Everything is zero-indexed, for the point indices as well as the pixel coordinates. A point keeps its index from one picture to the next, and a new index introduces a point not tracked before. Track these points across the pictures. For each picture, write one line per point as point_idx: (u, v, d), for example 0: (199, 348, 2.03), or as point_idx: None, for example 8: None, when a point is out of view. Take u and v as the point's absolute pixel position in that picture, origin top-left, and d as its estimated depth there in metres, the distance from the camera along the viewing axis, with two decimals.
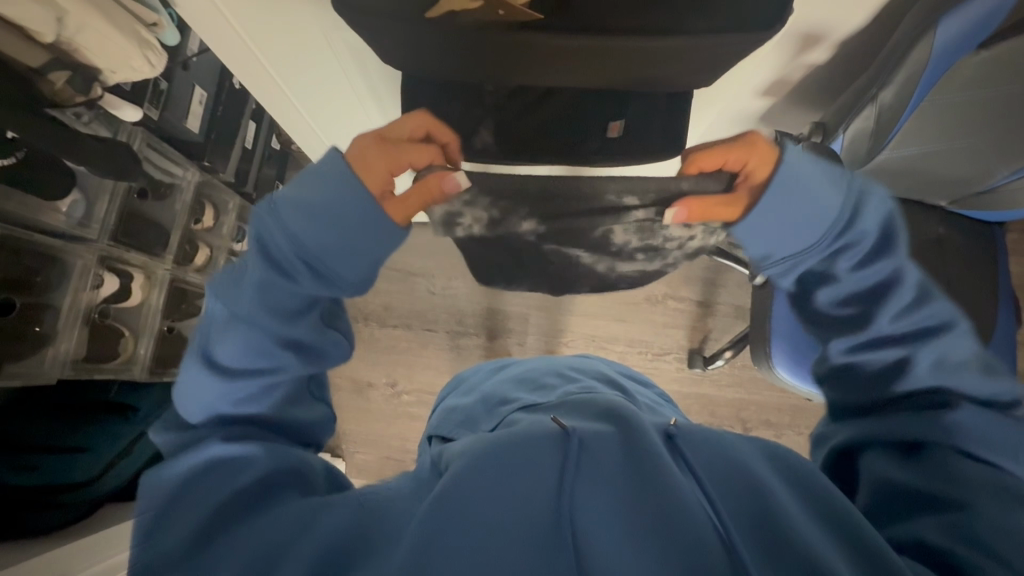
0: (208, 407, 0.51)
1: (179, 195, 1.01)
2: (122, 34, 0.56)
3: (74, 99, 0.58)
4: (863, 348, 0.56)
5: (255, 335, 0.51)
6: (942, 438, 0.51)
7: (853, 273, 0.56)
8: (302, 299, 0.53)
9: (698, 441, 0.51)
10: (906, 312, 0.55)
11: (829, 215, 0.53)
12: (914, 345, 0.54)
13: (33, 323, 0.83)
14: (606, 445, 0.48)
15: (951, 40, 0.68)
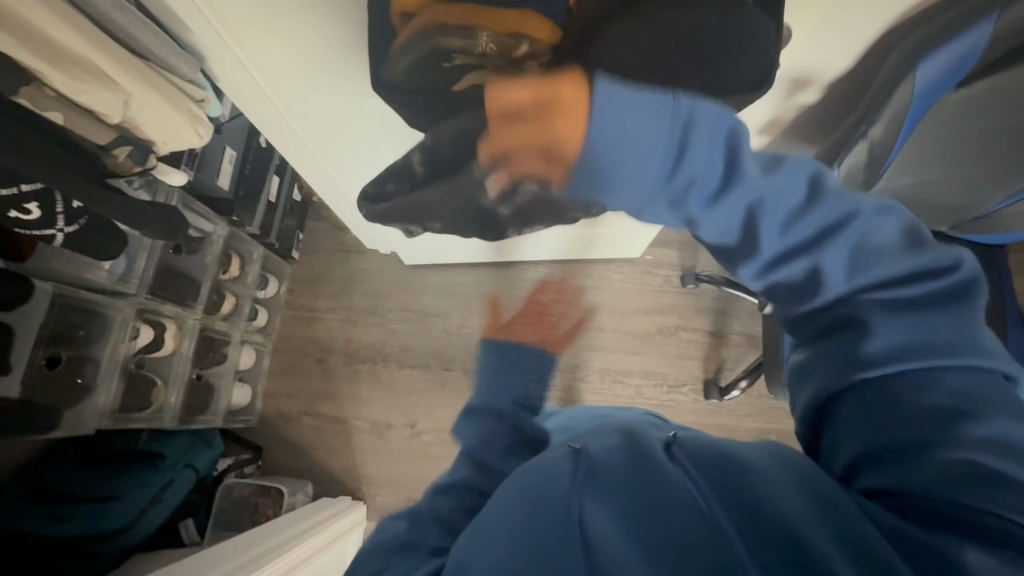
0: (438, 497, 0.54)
1: (208, 248, 1.08)
2: (179, 113, 0.61)
3: (131, 169, 0.65)
4: (787, 258, 0.50)
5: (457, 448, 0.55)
6: (861, 361, 0.48)
7: (712, 208, 0.47)
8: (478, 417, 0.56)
9: (697, 447, 0.52)
10: (794, 221, 0.47)
11: (664, 145, 0.42)
12: (821, 248, 0.48)
13: (77, 374, 0.87)
14: (617, 457, 0.50)
15: (930, 79, 0.73)
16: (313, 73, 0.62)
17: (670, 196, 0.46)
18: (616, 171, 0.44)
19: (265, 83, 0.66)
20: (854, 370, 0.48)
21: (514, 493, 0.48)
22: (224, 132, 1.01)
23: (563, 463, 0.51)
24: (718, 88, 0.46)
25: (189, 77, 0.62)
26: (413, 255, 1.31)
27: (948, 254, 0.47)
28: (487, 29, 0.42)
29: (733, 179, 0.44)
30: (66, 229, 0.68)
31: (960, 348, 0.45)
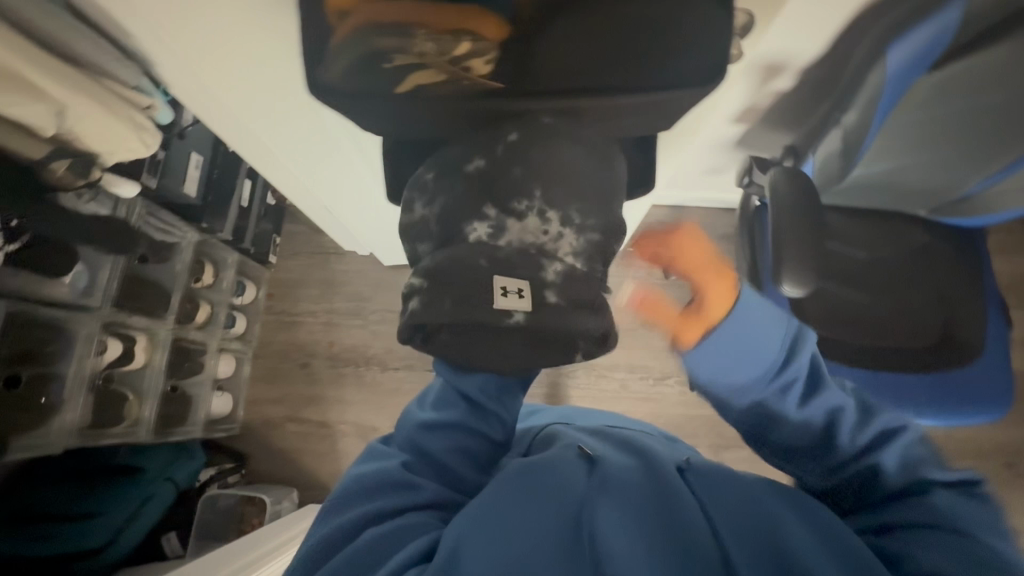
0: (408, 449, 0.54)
1: (178, 255, 1.05)
2: (121, 122, 0.59)
3: (74, 183, 0.62)
4: (853, 445, 0.58)
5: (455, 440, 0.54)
6: (883, 481, 0.56)
7: (801, 409, 0.60)
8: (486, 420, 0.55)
9: (710, 475, 0.54)
10: (860, 427, 0.59)
11: (771, 355, 0.60)
12: (875, 450, 0.58)
13: (39, 394, 0.85)
14: (631, 477, 0.52)
15: (906, 66, 0.71)
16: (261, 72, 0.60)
17: (756, 376, 0.61)
18: (727, 352, 0.61)
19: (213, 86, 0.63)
20: (870, 479, 0.57)
21: (521, 492, 0.48)
22: (187, 137, 0.98)
23: (571, 474, 0.51)
24: (676, 80, 0.42)
25: (132, 83, 0.60)
26: (392, 256, 1.29)
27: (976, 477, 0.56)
28: (424, 27, 0.39)
29: (817, 388, 0.60)
30: (9, 248, 0.65)
31: (993, 535, 0.50)
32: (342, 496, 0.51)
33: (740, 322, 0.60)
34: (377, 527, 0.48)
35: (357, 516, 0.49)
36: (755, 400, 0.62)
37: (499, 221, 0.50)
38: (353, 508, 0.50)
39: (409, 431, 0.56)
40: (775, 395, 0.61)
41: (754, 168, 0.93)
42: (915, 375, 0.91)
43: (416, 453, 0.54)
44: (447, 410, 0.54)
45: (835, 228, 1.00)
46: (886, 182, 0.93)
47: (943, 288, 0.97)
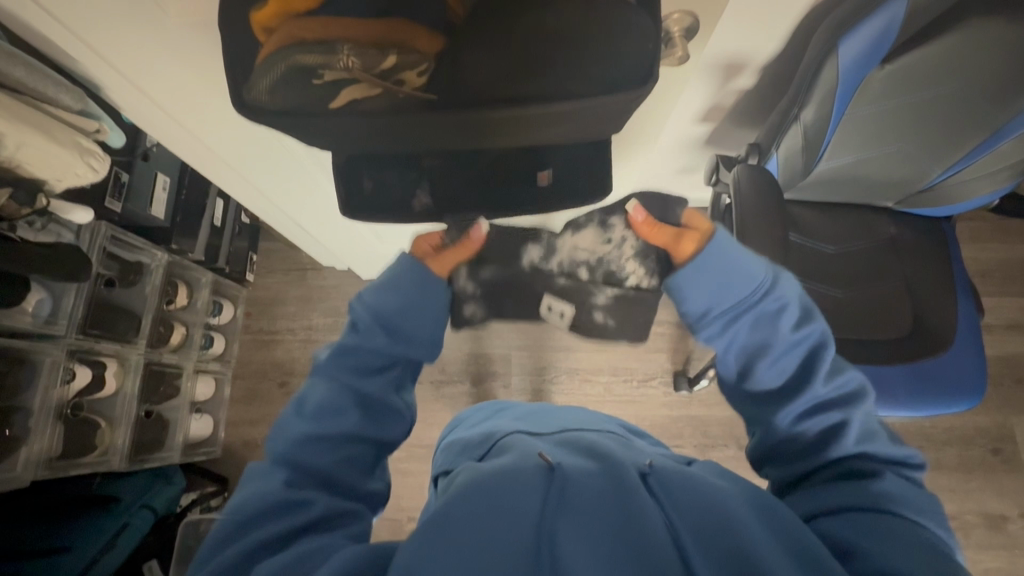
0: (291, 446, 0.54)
1: (147, 279, 1.04)
2: (64, 147, 0.57)
3: (20, 212, 0.59)
4: (803, 417, 0.57)
5: (338, 397, 0.57)
6: (823, 455, 0.55)
7: (789, 339, 0.59)
8: (380, 360, 0.61)
9: (673, 481, 0.51)
10: (830, 375, 0.58)
11: (755, 282, 0.61)
12: (844, 406, 0.56)
13: (3, 427, 0.83)
14: (595, 484, 0.50)
15: (856, 59, 0.72)
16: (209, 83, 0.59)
17: (735, 316, 0.61)
18: (712, 287, 0.62)
19: (164, 106, 0.62)
20: (818, 454, 0.55)
21: (479, 505, 0.46)
22: (152, 159, 0.97)
23: (533, 482, 0.49)
24: (608, 86, 0.43)
25: (77, 108, 0.59)
26: (368, 269, 1.28)
27: (920, 456, 0.56)
28: (349, 41, 0.40)
29: (804, 316, 0.60)
30: None
31: (928, 516, 0.49)
32: (236, 525, 0.48)
33: (728, 263, 0.61)
34: (284, 550, 0.46)
35: (261, 540, 0.47)
36: (729, 338, 0.62)
37: (550, 249, 0.86)
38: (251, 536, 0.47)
39: (287, 445, 0.54)
40: (755, 343, 0.61)
41: (720, 167, 0.94)
42: (890, 366, 0.91)
43: (302, 470, 0.53)
44: (335, 418, 0.56)
45: (802, 222, 1.01)
46: (853, 177, 0.93)
47: (912, 279, 0.98)
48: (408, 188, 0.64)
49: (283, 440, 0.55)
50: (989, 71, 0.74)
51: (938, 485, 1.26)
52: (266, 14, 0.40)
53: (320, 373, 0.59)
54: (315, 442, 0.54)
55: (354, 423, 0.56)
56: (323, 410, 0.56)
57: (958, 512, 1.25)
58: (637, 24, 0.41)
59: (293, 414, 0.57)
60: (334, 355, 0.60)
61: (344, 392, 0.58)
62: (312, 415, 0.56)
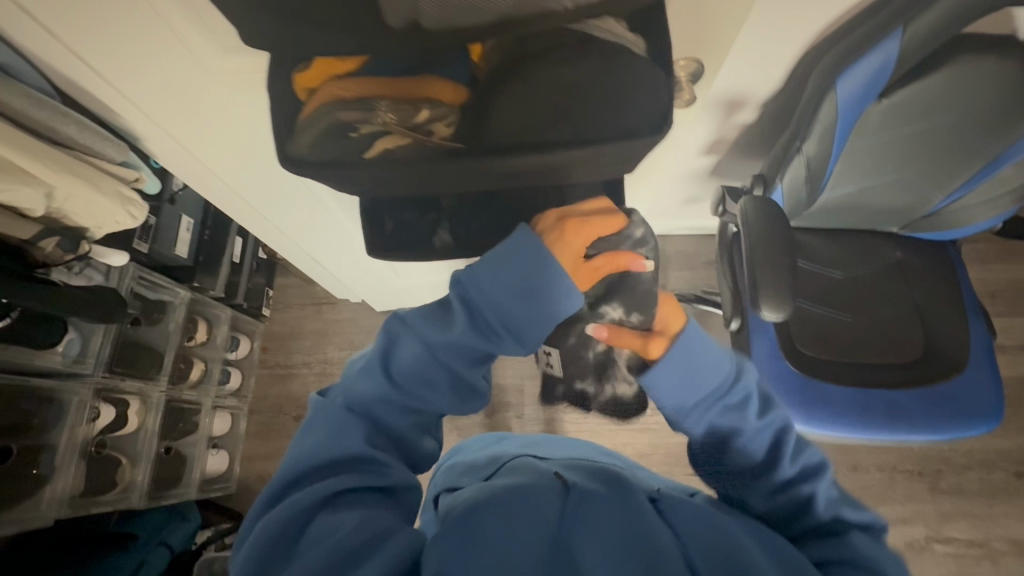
0: (369, 408, 0.53)
1: (172, 314, 1.07)
2: (108, 199, 0.60)
3: (64, 258, 0.62)
4: (773, 492, 0.57)
5: (435, 373, 0.54)
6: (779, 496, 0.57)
7: (755, 424, 0.59)
8: (486, 350, 0.56)
9: (682, 511, 0.52)
10: (797, 453, 0.58)
11: (722, 374, 0.61)
12: (811, 479, 0.56)
13: (31, 465, 0.83)
14: (606, 502, 0.52)
15: (852, 96, 0.76)
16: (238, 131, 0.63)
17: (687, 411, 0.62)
18: (683, 377, 0.60)
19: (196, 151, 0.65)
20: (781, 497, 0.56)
21: (499, 513, 0.49)
22: (178, 202, 1.01)
23: (549, 497, 0.52)
24: (624, 135, 0.45)
25: (120, 159, 0.63)
26: (383, 301, 1.31)
27: (881, 522, 0.55)
28: (387, 99, 0.44)
29: (764, 404, 0.61)
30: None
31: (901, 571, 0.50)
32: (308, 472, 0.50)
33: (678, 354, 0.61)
34: (343, 517, 0.46)
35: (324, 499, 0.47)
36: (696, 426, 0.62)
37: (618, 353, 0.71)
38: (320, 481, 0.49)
39: (367, 398, 0.53)
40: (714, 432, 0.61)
41: (727, 198, 0.97)
42: (904, 391, 0.92)
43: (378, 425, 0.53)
44: (427, 393, 0.54)
45: (809, 248, 1.03)
46: (855, 204, 0.96)
47: (921, 302, 0.99)
48: (429, 228, 0.67)
49: (369, 393, 0.53)
50: (977, 101, 0.77)
51: (963, 511, 1.24)
52: (307, 77, 0.44)
53: (431, 348, 0.54)
54: (400, 407, 0.54)
55: (444, 402, 0.55)
56: (417, 381, 0.53)
57: (983, 540, 1.23)
58: (646, 76, 0.44)
59: (387, 371, 0.53)
60: (433, 319, 0.55)
61: (443, 374, 0.55)
62: (406, 383, 0.53)
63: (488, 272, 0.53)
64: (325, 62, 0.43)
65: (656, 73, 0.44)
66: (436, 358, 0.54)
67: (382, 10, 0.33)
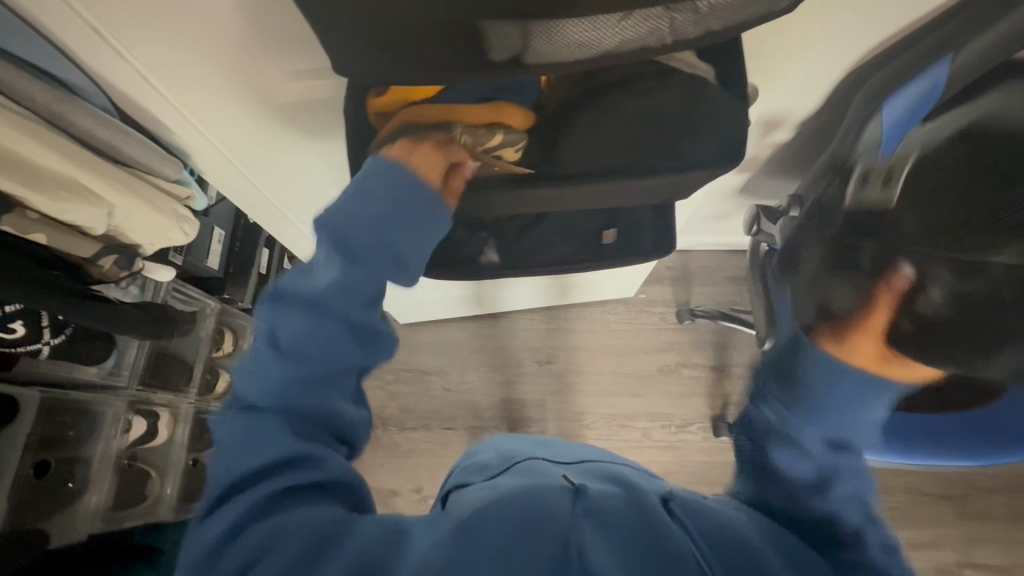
0: (266, 395, 0.47)
1: (202, 324, 1.06)
2: (164, 217, 0.60)
3: (118, 275, 0.63)
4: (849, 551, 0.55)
5: (323, 328, 0.47)
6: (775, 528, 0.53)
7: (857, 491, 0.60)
8: (378, 289, 0.49)
9: (697, 512, 0.52)
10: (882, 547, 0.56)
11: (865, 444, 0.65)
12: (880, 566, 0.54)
13: (66, 479, 0.82)
14: (618, 504, 0.50)
15: (902, 119, 0.74)
16: (282, 137, 0.64)
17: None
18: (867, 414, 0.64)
19: (239, 160, 0.65)
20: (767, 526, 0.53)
21: (501, 515, 0.46)
22: (210, 214, 1.01)
23: (558, 498, 0.49)
24: (687, 161, 0.49)
25: (174, 176, 0.63)
26: (408, 314, 1.32)
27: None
28: (462, 123, 0.48)
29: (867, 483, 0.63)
30: (53, 341, 0.63)
31: None
32: (225, 473, 0.45)
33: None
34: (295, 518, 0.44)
35: (255, 499, 0.44)
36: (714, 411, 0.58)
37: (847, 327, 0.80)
38: (244, 482, 0.44)
39: (257, 387, 0.47)
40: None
41: (762, 218, 0.97)
42: None
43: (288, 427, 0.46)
44: (320, 349, 0.47)
45: None
46: None
47: None
48: (477, 247, 0.68)
49: (270, 384, 0.47)
50: None
51: (993, 537, 1.22)
52: (384, 101, 0.50)
53: (313, 311, 0.47)
54: (308, 388, 0.47)
55: (347, 357, 0.48)
56: (310, 346, 0.46)
57: (1014, 567, 1.21)
58: (727, 108, 0.50)
59: (278, 350, 0.47)
60: (298, 277, 0.49)
61: (334, 328, 0.47)
62: (299, 360, 0.46)
63: (362, 206, 0.47)
64: (398, 89, 0.49)
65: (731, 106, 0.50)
66: (326, 318, 0.47)
67: (489, 45, 0.34)
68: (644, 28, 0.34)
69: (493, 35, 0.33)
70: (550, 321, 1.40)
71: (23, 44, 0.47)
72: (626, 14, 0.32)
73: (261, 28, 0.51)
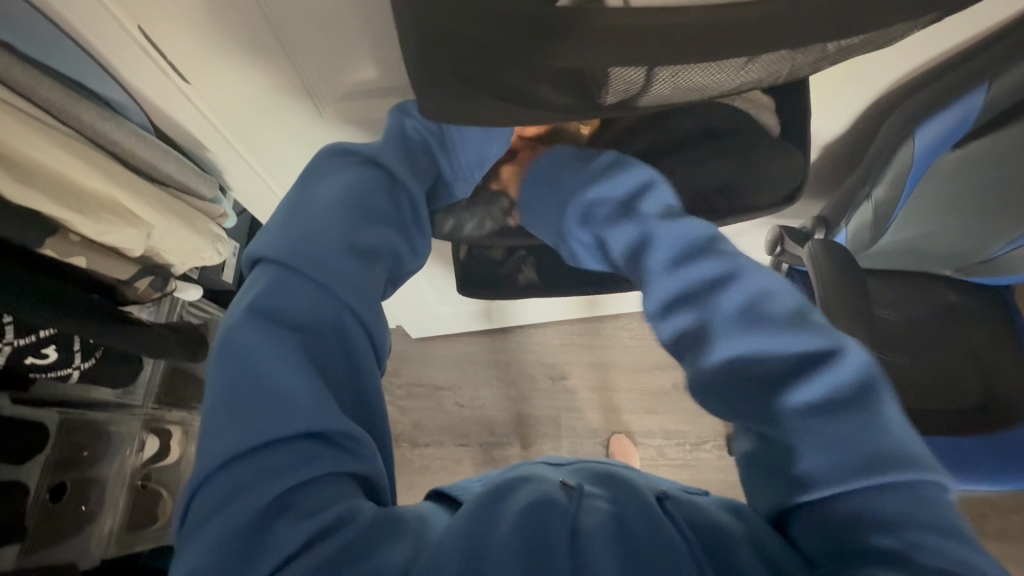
0: (296, 249, 0.45)
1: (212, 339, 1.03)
2: (198, 234, 0.59)
3: (151, 296, 0.61)
4: (828, 447, 0.40)
5: (373, 192, 0.49)
6: (809, 493, 0.40)
7: (804, 367, 0.43)
8: (425, 172, 0.54)
9: (691, 507, 0.45)
10: (840, 418, 0.40)
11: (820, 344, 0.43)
12: (869, 466, 0.38)
13: (79, 502, 0.79)
14: (605, 507, 0.43)
15: (930, 144, 0.76)
16: (304, 149, 0.62)
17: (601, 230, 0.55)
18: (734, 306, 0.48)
19: (263, 167, 0.64)
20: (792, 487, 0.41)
21: (512, 518, 0.40)
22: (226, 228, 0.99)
23: (555, 499, 0.42)
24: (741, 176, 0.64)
25: (209, 196, 0.63)
26: (421, 329, 1.30)
27: None
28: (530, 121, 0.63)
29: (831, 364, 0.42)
30: (82, 366, 0.61)
31: None
32: (251, 422, 0.38)
33: (563, 201, 0.56)
34: (309, 521, 0.36)
35: (297, 476, 0.37)
36: (682, 275, 0.49)
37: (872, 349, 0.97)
38: (283, 434, 0.37)
39: (284, 249, 0.45)
40: (708, 291, 0.47)
41: (785, 237, 0.95)
42: (969, 439, 0.88)
43: (330, 297, 0.44)
44: (372, 211, 0.49)
45: (875, 293, 1.01)
46: (913, 247, 0.95)
47: (978, 347, 0.99)
48: (516, 266, 0.74)
49: (305, 243, 0.45)
50: None
51: (1009, 558, 1.22)
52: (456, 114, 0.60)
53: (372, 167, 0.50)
54: (354, 252, 0.47)
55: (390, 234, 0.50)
56: (360, 205, 0.48)
57: None
58: (776, 152, 0.63)
59: (329, 205, 0.47)
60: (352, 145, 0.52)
61: (380, 196, 0.50)
62: (348, 217, 0.47)
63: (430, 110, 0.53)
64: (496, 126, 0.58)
65: (785, 150, 0.63)
66: (383, 177, 0.51)
67: (609, 87, 0.41)
68: (767, 68, 0.41)
69: (613, 81, 0.40)
70: (563, 336, 1.39)
71: (64, 58, 0.46)
72: (749, 61, 0.39)
73: (319, 57, 0.49)
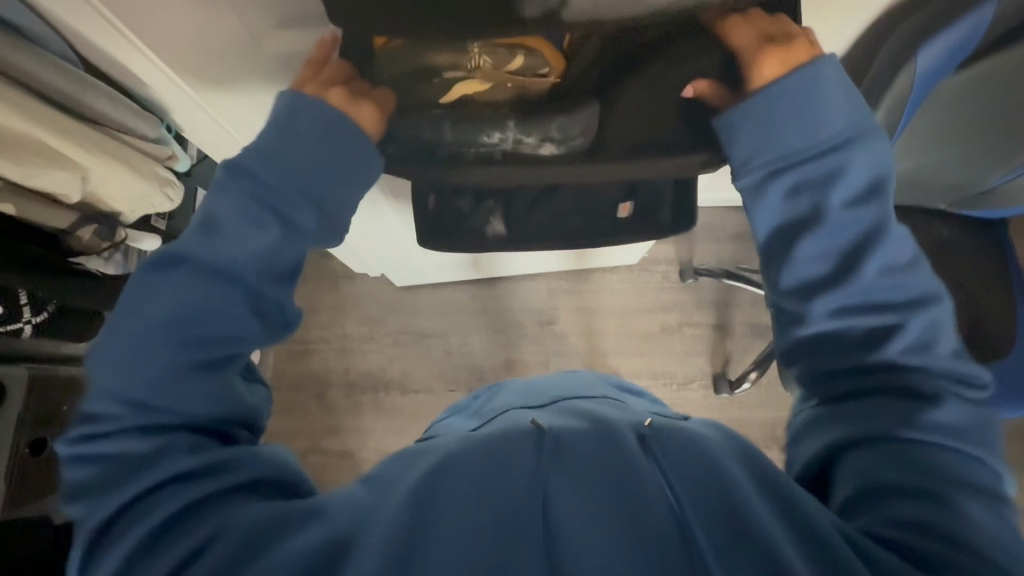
0: (116, 364, 0.45)
1: None
2: (145, 181, 0.57)
3: (100, 246, 0.61)
4: (949, 424, 0.47)
5: (185, 280, 0.47)
6: (916, 433, 0.46)
7: (951, 368, 0.50)
8: (265, 220, 0.50)
9: (675, 442, 0.46)
10: (972, 411, 0.48)
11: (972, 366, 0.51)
12: (978, 449, 0.46)
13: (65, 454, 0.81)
14: (583, 451, 0.44)
15: (931, 65, 0.70)
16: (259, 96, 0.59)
17: (822, 200, 0.53)
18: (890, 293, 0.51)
19: (217, 112, 0.60)
20: (907, 425, 0.46)
21: (469, 485, 0.42)
22: None
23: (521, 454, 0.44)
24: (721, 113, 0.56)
25: (153, 135, 0.59)
26: (405, 277, 1.28)
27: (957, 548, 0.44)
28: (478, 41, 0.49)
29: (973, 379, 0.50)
30: (34, 319, 0.61)
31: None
32: (107, 501, 0.42)
33: (772, 130, 0.53)
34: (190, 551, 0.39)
35: (165, 513, 0.41)
36: (892, 285, 0.51)
37: None
38: (129, 501, 0.41)
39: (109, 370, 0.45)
40: (911, 305, 0.51)
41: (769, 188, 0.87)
42: None
43: (158, 396, 0.45)
44: (187, 298, 0.47)
45: None
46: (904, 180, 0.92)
47: (968, 282, 0.97)
48: (483, 219, 0.72)
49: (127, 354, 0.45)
50: None
51: None
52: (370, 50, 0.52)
53: (195, 275, 0.47)
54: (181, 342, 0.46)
55: (235, 304, 0.48)
56: (179, 302, 0.46)
57: None
58: None
59: (158, 315, 0.46)
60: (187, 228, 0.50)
61: (200, 279, 0.47)
62: (181, 337, 0.46)
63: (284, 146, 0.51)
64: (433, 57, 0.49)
65: None
66: (207, 276, 0.48)
67: None
68: None
69: None
70: (552, 282, 1.37)
71: None
72: None
73: None
